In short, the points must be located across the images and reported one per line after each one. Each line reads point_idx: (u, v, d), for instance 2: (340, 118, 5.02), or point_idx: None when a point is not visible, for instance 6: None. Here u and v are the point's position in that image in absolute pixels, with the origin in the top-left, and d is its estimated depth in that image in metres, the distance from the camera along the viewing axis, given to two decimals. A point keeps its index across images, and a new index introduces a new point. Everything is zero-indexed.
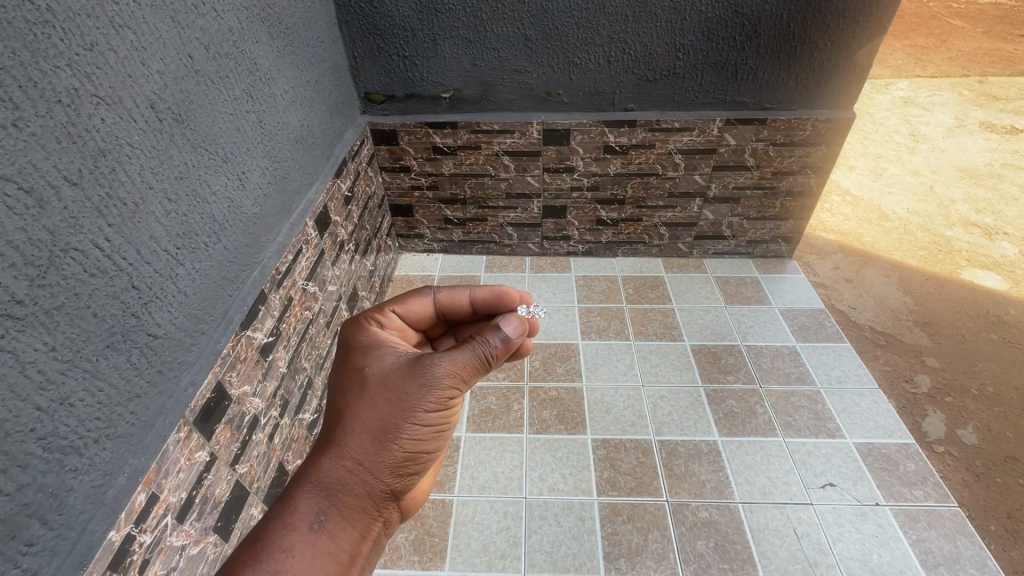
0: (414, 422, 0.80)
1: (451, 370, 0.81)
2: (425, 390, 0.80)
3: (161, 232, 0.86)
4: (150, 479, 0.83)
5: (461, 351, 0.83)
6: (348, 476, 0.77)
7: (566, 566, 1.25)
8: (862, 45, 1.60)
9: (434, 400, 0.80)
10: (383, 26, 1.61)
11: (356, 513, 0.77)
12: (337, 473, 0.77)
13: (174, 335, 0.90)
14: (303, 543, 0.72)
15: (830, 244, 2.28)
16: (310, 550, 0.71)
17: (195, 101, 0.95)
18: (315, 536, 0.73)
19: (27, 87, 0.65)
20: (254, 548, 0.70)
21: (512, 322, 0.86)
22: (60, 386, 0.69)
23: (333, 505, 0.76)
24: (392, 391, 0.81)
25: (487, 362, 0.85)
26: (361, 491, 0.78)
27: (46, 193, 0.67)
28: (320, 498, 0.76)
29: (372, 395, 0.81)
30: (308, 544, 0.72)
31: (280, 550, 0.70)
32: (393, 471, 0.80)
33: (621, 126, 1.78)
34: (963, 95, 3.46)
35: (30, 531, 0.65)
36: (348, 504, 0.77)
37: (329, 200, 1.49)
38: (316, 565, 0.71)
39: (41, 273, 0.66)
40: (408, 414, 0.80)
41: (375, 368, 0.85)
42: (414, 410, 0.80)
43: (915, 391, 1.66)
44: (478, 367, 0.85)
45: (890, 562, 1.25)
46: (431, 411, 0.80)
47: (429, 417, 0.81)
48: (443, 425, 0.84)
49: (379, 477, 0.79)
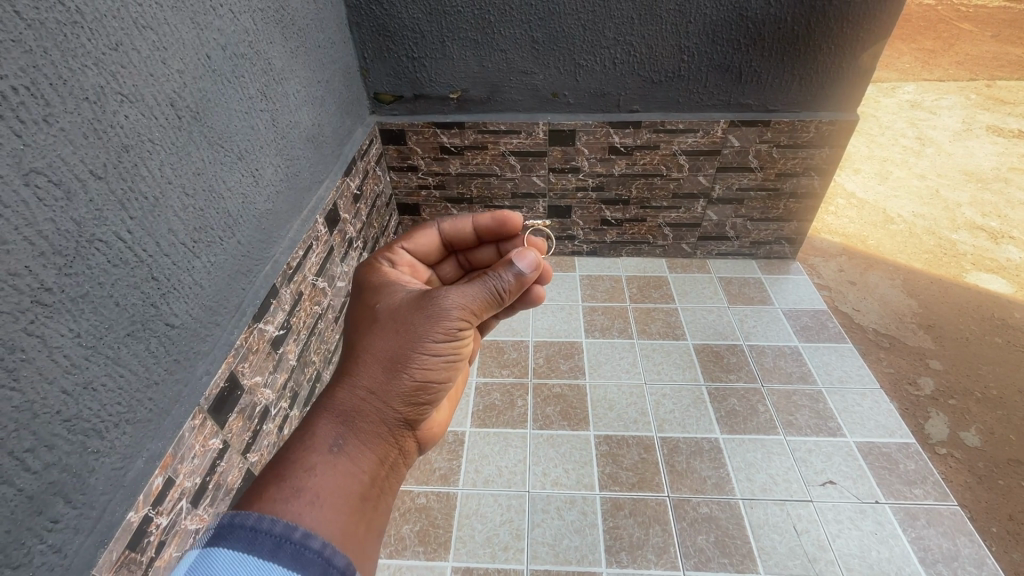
0: (426, 350, 0.81)
1: (462, 299, 0.83)
2: (437, 318, 0.82)
3: (179, 225, 0.89)
4: (167, 464, 0.87)
5: (472, 282, 0.86)
6: (365, 402, 0.77)
7: (568, 559, 1.27)
8: (864, 49, 1.62)
9: (446, 328, 0.82)
10: (392, 28, 1.64)
11: (374, 439, 0.75)
12: (355, 399, 0.76)
13: (190, 325, 0.93)
14: (324, 462, 0.68)
15: (834, 246, 2.29)
16: (332, 469, 0.68)
17: (211, 99, 0.98)
18: (337, 457, 0.70)
19: (57, 84, 0.68)
20: (274, 470, 0.66)
21: (525, 255, 0.88)
22: (85, 371, 0.72)
23: (351, 429, 0.74)
24: (405, 321, 0.82)
25: (499, 294, 0.88)
26: (378, 417, 0.77)
27: (74, 186, 0.71)
28: (338, 423, 0.73)
29: (385, 327, 0.83)
30: (329, 465, 0.68)
31: (302, 468, 0.66)
32: (408, 397, 0.80)
33: (626, 127, 1.80)
34: (970, 98, 3.46)
35: (55, 509, 0.68)
36: (366, 430, 0.75)
37: (339, 197, 1.52)
38: (339, 484, 0.67)
39: (68, 263, 0.69)
40: (421, 342, 0.81)
41: (388, 303, 0.87)
42: (427, 338, 0.81)
43: (918, 393, 1.67)
44: (489, 298, 0.87)
45: (889, 559, 1.26)
46: (443, 339, 0.82)
47: (442, 345, 0.82)
48: (455, 354, 0.85)
49: (395, 403, 0.79)
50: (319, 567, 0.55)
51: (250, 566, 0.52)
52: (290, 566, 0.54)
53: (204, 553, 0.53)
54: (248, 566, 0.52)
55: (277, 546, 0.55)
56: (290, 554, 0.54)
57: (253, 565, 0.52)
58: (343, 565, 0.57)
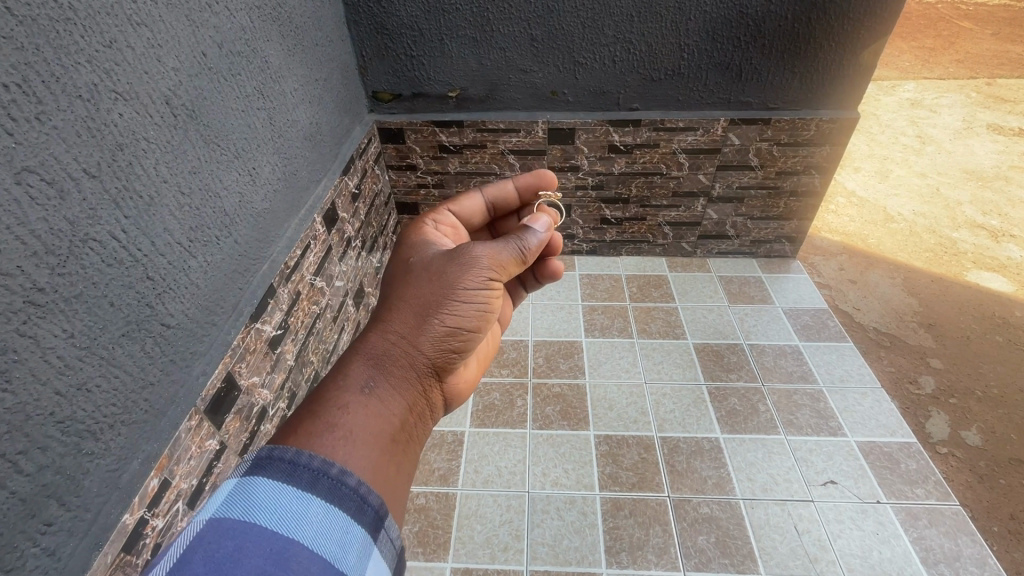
0: (456, 299, 0.85)
1: (490, 251, 0.88)
2: (467, 269, 0.86)
3: (175, 224, 0.88)
4: (162, 465, 0.86)
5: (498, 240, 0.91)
6: (396, 347, 0.78)
7: (568, 560, 1.27)
8: (865, 46, 1.61)
9: (476, 279, 0.86)
10: (391, 26, 1.63)
11: (404, 385, 0.76)
12: (387, 344, 0.78)
13: (186, 325, 0.92)
14: (356, 401, 0.69)
15: (834, 245, 2.28)
16: (364, 408, 0.69)
17: (208, 97, 0.97)
18: (370, 397, 0.71)
19: (49, 82, 0.68)
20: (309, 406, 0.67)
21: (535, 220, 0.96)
22: (78, 372, 0.71)
23: (383, 372, 0.75)
24: (440, 271, 0.86)
25: (521, 254, 0.92)
26: (409, 362, 0.78)
27: (67, 185, 0.70)
28: (370, 365, 0.75)
29: (418, 279, 0.86)
30: (362, 403, 0.69)
31: (336, 405, 0.67)
32: (438, 346, 0.82)
33: (626, 125, 1.79)
34: (971, 96, 3.45)
35: (49, 511, 0.67)
36: (397, 374, 0.76)
37: (337, 196, 1.51)
38: (372, 422, 0.68)
39: (62, 263, 0.69)
40: (451, 292, 0.84)
41: (421, 258, 0.91)
42: (457, 287, 0.85)
43: (919, 392, 1.67)
44: (516, 254, 0.91)
45: (890, 559, 1.26)
46: (471, 289, 0.86)
47: (470, 295, 0.86)
48: (483, 308, 0.88)
49: (425, 349, 0.81)
50: (355, 504, 0.55)
51: (288, 498, 0.53)
52: (328, 500, 0.54)
53: (243, 482, 0.53)
54: (287, 497, 0.53)
55: (316, 479, 0.55)
56: (327, 488, 0.55)
57: (292, 497, 0.53)
58: (377, 504, 0.57)
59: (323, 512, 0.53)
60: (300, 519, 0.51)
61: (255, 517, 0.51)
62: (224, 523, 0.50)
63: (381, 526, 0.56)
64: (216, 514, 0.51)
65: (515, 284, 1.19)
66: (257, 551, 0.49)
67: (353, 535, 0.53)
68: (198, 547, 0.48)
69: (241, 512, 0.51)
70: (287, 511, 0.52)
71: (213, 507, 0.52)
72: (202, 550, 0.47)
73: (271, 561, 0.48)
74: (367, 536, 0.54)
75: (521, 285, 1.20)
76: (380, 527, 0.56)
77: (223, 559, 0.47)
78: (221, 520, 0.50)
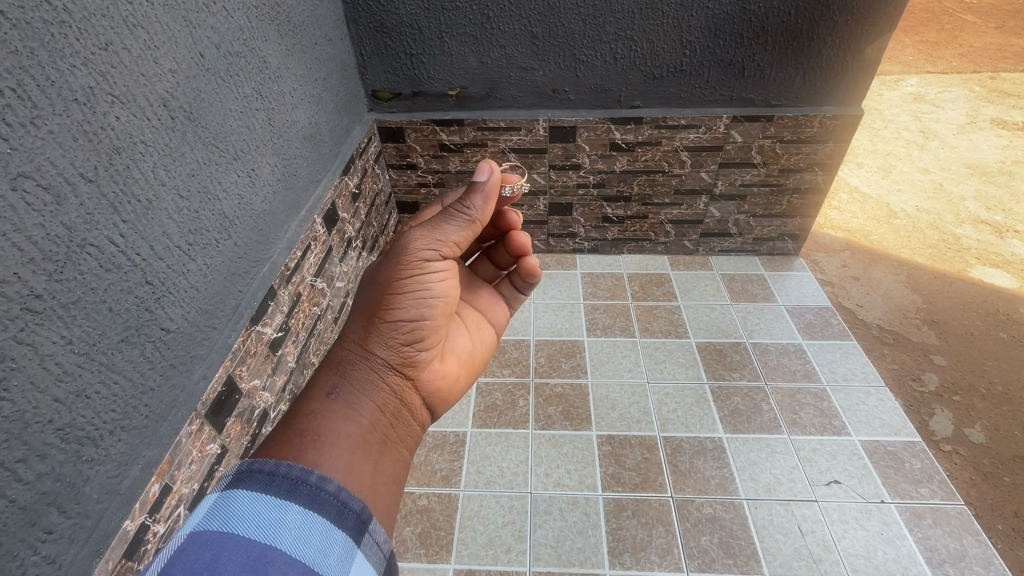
0: (401, 293, 0.85)
1: (427, 236, 0.88)
2: (404, 261, 0.86)
3: (174, 228, 0.88)
4: (163, 470, 0.85)
5: (435, 220, 0.90)
6: (354, 352, 0.82)
7: (571, 561, 1.26)
8: (869, 42, 1.59)
9: (413, 266, 0.86)
10: (390, 24, 1.61)
11: (370, 388, 0.79)
12: (346, 352, 0.81)
13: (186, 329, 0.92)
14: (324, 406, 0.72)
15: (837, 242, 2.26)
16: (331, 412, 0.72)
17: (205, 98, 0.96)
18: (335, 402, 0.74)
19: (45, 86, 0.67)
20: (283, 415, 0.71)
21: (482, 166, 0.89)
22: (77, 379, 0.70)
23: (346, 378, 0.78)
24: (380, 269, 0.88)
25: (467, 219, 0.90)
26: (369, 365, 0.81)
27: (64, 190, 0.69)
28: (333, 374, 0.78)
29: (367, 286, 0.88)
30: (329, 408, 0.72)
31: (306, 412, 0.71)
32: (394, 343, 0.84)
33: (627, 123, 1.78)
34: (974, 91, 3.43)
35: (49, 519, 0.67)
36: (359, 378, 0.79)
37: (337, 197, 1.50)
38: (339, 424, 0.71)
39: (59, 269, 0.68)
40: (395, 288, 0.85)
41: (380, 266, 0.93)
42: (396, 281, 0.85)
43: (923, 390, 1.66)
44: (458, 230, 0.90)
45: (895, 559, 1.25)
46: (416, 279, 0.86)
47: (417, 287, 0.86)
48: (437, 296, 0.89)
49: (384, 349, 0.83)
50: (335, 510, 0.55)
51: (267, 506, 0.52)
52: (307, 507, 0.53)
53: (222, 496, 0.52)
54: (266, 506, 0.52)
55: (295, 486, 0.54)
56: (306, 495, 0.54)
57: (271, 505, 0.52)
58: (359, 508, 0.57)
59: (303, 519, 0.52)
60: (279, 527, 0.51)
61: (235, 528, 0.50)
62: (204, 535, 0.49)
63: (364, 529, 0.56)
64: (195, 528, 0.50)
65: (509, 288, 1.21)
66: (235, 559, 0.48)
67: (334, 540, 0.53)
68: (176, 560, 0.47)
69: (221, 523, 0.50)
70: (265, 519, 0.51)
71: (193, 521, 0.51)
72: (180, 562, 0.47)
73: (249, 568, 0.48)
74: (350, 540, 0.54)
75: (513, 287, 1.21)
76: (363, 531, 0.56)
77: (199, 570, 0.46)
78: (201, 532, 0.50)
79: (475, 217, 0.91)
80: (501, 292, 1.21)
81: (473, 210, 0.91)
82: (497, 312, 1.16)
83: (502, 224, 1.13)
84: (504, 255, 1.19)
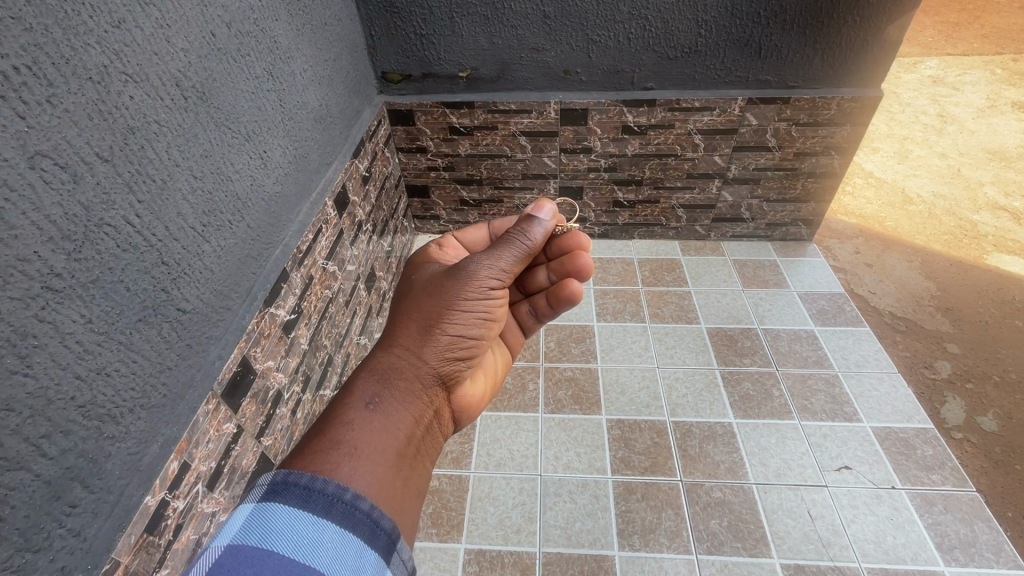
0: (450, 298, 0.90)
1: (491, 260, 0.93)
2: (457, 267, 0.93)
3: (189, 208, 0.88)
4: (181, 448, 0.87)
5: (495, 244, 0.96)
6: (398, 361, 0.84)
7: (580, 542, 1.28)
8: (892, 21, 1.54)
9: (462, 277, 0.91)
10: (400, 4, 1.59)
11: (407, 400, 0.79)
12: (392, 359, 0.84)
13: (201, 310, 0.93)
14: (359, 417, 0.72)
15: (850, 227, 2.23)
16: (367, 424, 0.71)
17: (217, 79, 0.95)
18: (374, 412, 0.74)
19: (60, 64, 0.67)
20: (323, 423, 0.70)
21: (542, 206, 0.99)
22: (98, 357, 0.71)
23: (384, 388, 0.78)
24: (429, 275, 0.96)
25: (525, 248, 0.96)
26: (412, 374, 0.83)
27: (80, 169, 0.69)
28: (375, 383, 0.79)
29: (416, 293, 0.94)
30: (366, 419, 0.72)
31: (342, 422, 0.70)
32: (437, 351, 0.87)
33: (640, 105, 1.75)
34: (995, 73, 3.34)
35: (73, 493, 0.68)
36: (400, 388, 0.80)
37: (348, 179, 1.49)
38: (375, 437, 0.70)
39: (78, 248, 0.68)
40: (447, 296, 0.90)
41: (418, 278, 0.99)
42: (448, 293, 0.90)
43: (935, 377, 1.64)
44: (518, 258, 0.95)
45: (905, 544, 1.25)
46: (467, 290, 0.90)
47: (466, 297, 0.90)
48: (483, 310, 0.92)
49: (424, 358, 0.86)
50: (368, 529, 0.55)
51: (306, 525, 0.52)
52: (342, 526, 0.54)
53: (260, 508, 0.52)
54: (304, 523, 0.52)
55: (332, 504, 0.55)
56: (342, 513, 0.54)
57: (309, 522, 0.52)
58: (390, 528, 0.57)
59: (339, 539, 0.53)
60: (318, 545, 0.51)
61: (274, 544, 0.50)
62: (243, 550, 0.49)
63: (394, 549, 0.56)
64: (233, 540, 0.50)
65: (527, 311, 1.20)
66: None
67: (367, 560, 0.53)
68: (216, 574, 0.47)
69: (260, 540, 0.50)
70: (304, 538, 0.51)
71: (229, 534, 0.51)
72: None
73: None
74: (381, 561, 0.54)
75: (534, 316, 1.20)
76: (393, 551, 0.56)
77: None
78: (240, 546, 0.50)
79: (528, 233, 0.96)
80: (520, 314, 1.21)
81: (533, 234, 0.97)
82: (512, 334, 1.20)
83: (566, 247, 1.15)
84: (538, 279, 1.18)
